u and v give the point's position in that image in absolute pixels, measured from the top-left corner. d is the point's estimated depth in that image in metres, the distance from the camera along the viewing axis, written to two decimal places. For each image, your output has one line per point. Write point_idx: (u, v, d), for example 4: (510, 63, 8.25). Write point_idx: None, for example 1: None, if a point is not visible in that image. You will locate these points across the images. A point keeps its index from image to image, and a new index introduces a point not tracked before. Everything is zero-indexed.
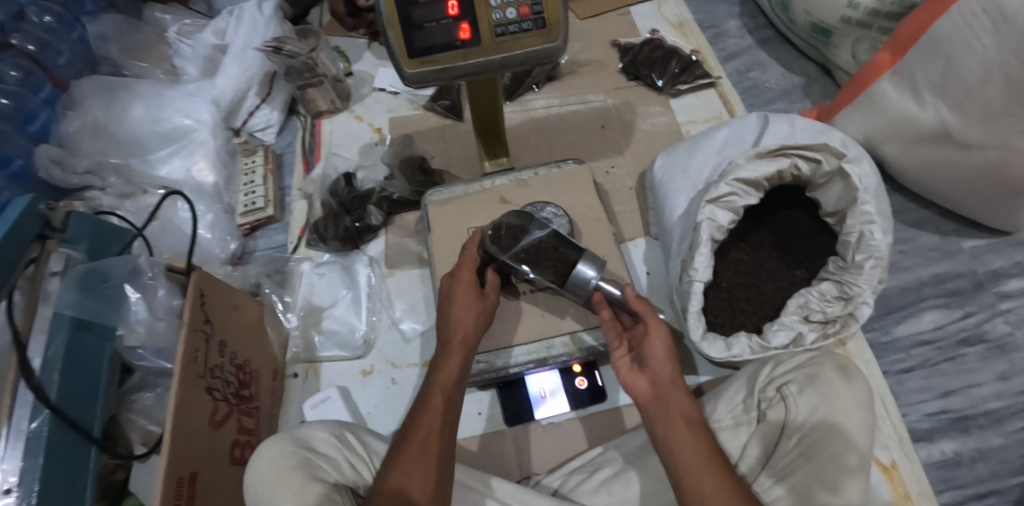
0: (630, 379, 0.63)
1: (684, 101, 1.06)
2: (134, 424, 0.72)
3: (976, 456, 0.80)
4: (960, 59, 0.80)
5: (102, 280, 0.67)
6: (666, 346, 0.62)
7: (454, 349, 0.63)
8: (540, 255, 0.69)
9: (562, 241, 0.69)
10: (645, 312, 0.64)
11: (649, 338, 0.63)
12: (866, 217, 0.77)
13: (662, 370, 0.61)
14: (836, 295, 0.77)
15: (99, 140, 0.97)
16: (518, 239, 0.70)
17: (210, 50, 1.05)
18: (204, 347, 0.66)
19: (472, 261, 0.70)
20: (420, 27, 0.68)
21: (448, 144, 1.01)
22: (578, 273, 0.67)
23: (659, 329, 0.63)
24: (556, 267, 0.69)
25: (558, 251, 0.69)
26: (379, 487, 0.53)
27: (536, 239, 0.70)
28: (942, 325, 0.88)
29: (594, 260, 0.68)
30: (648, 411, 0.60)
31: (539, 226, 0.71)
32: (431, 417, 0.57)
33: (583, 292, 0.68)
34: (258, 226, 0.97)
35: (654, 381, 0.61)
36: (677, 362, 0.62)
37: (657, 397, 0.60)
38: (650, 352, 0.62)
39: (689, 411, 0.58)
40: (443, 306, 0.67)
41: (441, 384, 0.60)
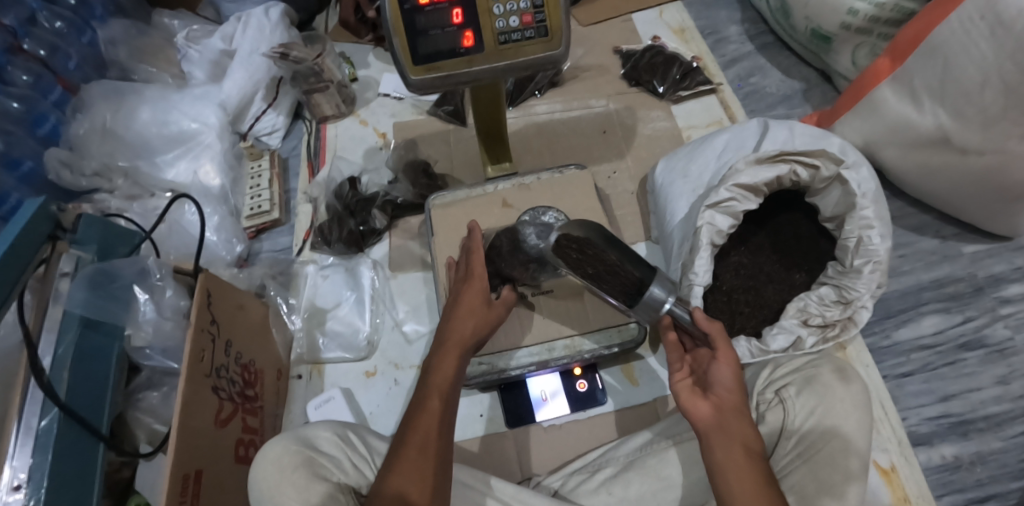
0: (692, 401, 0.59)
1: (685, 107, 1.07)
2: (140, 423, 0.73)
3: (976, 460, 0.80)
4: (957, 64, 0.81)
5: (112, 280, 0.68)
6: (734, 372, 0.59)
7: (450, 351, 0.62)
8: (604, 272, 0.59)
9: (628, 258, 0.58)
10: (718, 335, 0.60)
11: (717, 361, 0.59)
12: (864, 221, 0.77)
13: (727, 396, 0.58)
14: (835, 299, 0.78)
15: (107, 143, 0.98)
16: (580, 252, 0.60)
17: (217, 54, 1.07)
18: (210, 347, 0.67)
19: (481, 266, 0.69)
20: (424, 34, 0.69)
21: (451, 148, 1.02)
22: (652, 295, 0.57)
23: (729, 354, 0.59)
24: (621, 287, 0.59)
25: (623, 269, 0.58)
26: (382, 490, 0.53)
27: (600, 255, 0.59)
28: (941, 329, 0.89)
29: (667, 283, 0.57)
30: (706, 438, 0.57)
31: (607, 240, 0.59)
32: (428, 419, 0.57)
33: (655, 314, 0.58)
34: (264, 229, 0.99)
35: (718, 407, 0.58)
36: (742, 389, 0.59)
37: (720, 423, 0.57)
38: (717, 377, 0.59)
39: (750, 442, 0.56)
40: (449, 308, 0.67)
41: (437, 386, 0.60)
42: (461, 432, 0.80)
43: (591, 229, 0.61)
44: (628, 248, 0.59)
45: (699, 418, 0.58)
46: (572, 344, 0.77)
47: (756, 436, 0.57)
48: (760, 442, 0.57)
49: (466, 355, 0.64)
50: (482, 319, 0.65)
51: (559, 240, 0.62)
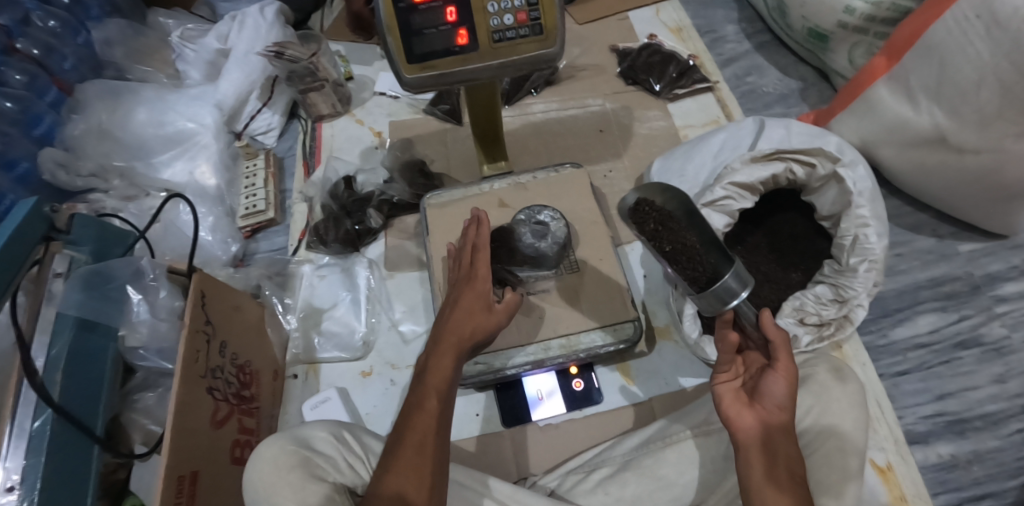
0: (737, 409, 0.56)
1: (682, 106, 1.07)
2: (135, 423, 0.73)
3: (972, 459, 0.80)
4: (953, 63, 0.81)
5: (106, 281, 0.68)
6: (789, 389, 0.56)
7: (447, 349, 0.58)
8: (676, 252, 0.56)
9: (707, 244, 0.55)
10: (780, 347, 0.57)
11: (775, 374, 0.56)
12: (861, 220, 0.77)
13: (776, 412, 0.55)
14: (832, 297, 0.77)
15: (103, 143, 0.98)
16: (658, 224, 0.58)
17: (212, 54, 1.07)
18: (205, 348, 0.67)
19: (486, 266, 0.63)
20: (419, 33, 0.69)
21: (448, 147, 1.02)
22: (719, 283, 0.53)
23: (787, 369, 0.56)
24: (692, 271, 0.55)
25: (699, 255, 0.55)
26: (379, 491, 0.53)
27: (676, 234, 0.56)
28: (938, 328, 0.89)
29: (743, 276, 0.53)
30: (745, 449, 0.54)
31: (690, 218, 0.57)
32: (423, 419, 0.55)
33: (720, 306, 0.54)
34: (260, 229, 0.98)
35: (765, 422, 0.55)
36: (793, 407, 0.56)
37: (765, 439, 0.54)
38: (771, 390, 0.56)
39: (794, 464, 0.53)
40: (449, 307, 0.62)
41: (434, 385, 0.57)
42: (459, 432, 0.80)
43: (676, 204, 0.58)
44: (714, 234, 0.56)
45: (741, 428, 0.55)
46: (568, 343, 0.77)
47: (799, 458, 0.54)
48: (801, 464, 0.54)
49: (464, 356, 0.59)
50: (482, 323, 0.60)
51: (641, 205, 0.60)
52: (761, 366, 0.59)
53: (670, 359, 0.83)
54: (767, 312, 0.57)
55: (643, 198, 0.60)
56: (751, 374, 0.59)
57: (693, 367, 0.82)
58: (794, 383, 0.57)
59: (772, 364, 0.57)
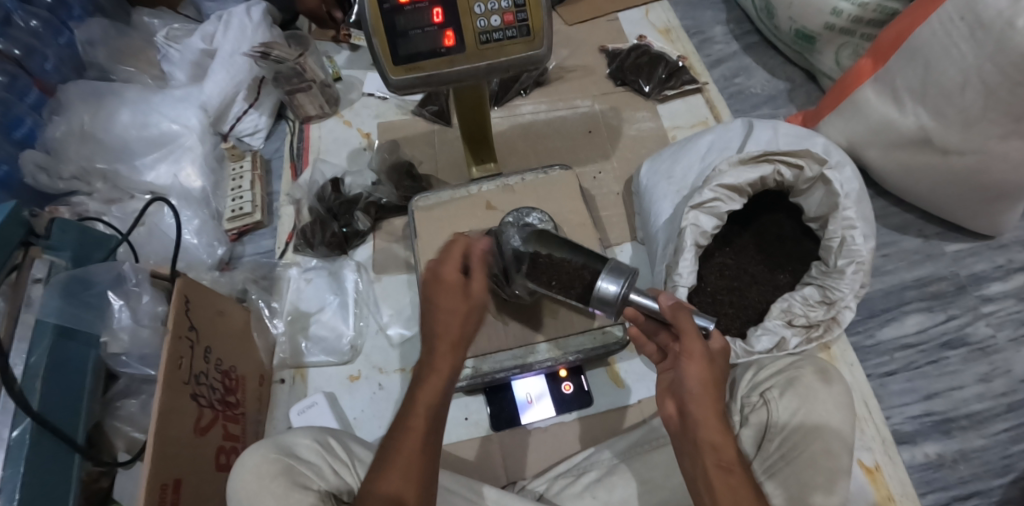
0: (663, 400, 0.56)
1: (671, 107, 1.07)
2: (118, 431, 0.71)
3: (958, 458, 0.81)
4: (938, 65, 0.82)
5: (85, 287, 0.66)
6: (701, 373, 0.52)
7: (443, 356, 0.53)
8: (557, 276, 0.62)
9: (582, 255, 0.61)
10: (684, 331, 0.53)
11: (683, 361, 0.53)
12: (847, 222, 0.77)
13: (692, 402, 0.52)
14: (819, 299, 0.78)
15: (85, 146, 0.96)
16: (537, 262, 0.64)
17: (197, 54, 1.05)
18: (189, 354, 0.66)
19: (454, 262, 0.56)
20: (404, 35, 0.68)
21: (436, 148, 1.02)
22: (598, 286, 0.57)
23: (694, 351, 0.53)
24: (577, 284, 0.60)
25: (574, 268, 0.61)
26: (371, 490, 0.51)
27: (552, 260, 0.63)
28: (925, 328, 0.89)
29: (619, 268, 0.58)
30: (677, 441, 0.54)
31: (563, 244, 0.63)
32: (410, 445, 0.52)
33: (609, 307, 0.58)
34: (246, 232, 0.97)
35: (682, 412, 0.53)
36: (713, 391, 0.52)
37: (684, 428, 0.53)
38: (682, 379, 0.53)
39: (719, 452, 0.50)
40: (425, 305, 0.56)
41: (424, 403, 0.53)
42: (447, 436, 0.79)
43: (552, 239, 0.65)
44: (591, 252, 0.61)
45: (669, 419, 0.55)
46: (556, 346, 0.77)
47: (728, 445, 0.50)
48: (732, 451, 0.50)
49: (459, 354, 0.54)
50: (465, 313, 0.54)
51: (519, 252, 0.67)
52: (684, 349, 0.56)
53: None
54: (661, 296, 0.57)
55: (527, 246, 0.66)
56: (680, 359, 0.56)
57: None
58: (706, 365, 0.53)
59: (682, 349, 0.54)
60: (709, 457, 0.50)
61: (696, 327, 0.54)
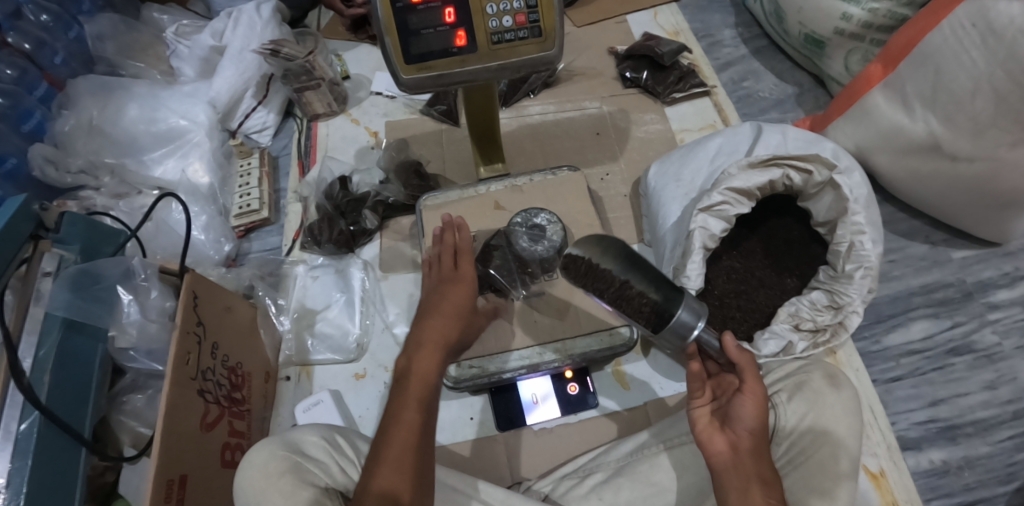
0: (710, 436, 0.57)
1: (679, 109, 1.07)
2: (124, 425, 0.71)
3: (963, 465, 0.81)
4: (949, 71, 0.82)
5: (95, 282, 0.66)
6: (758, 411, 0.56)
7: (427, 353, 0.59)
8: (612, 296, 0.54)
9: (642, 279, 0.53)
10: (747, 370, 0.57)
11: (743, 397, 0.57)
12: (857, 227, 0.77)
13: (746, 436, 0.56)
14: (826, 304, 0.78)
15: (94, 140, 0.96)
16: (593, 276, 0.54)
17: (206, 51, 1.04)
18: (196, 349, 0.67)
19: (469, 269, 0.67)
20: (416, 34, 0.68)
21: (444, 147, 1.02)
22: (675, 323, 0.52)
23: (754, 390, 0.56)
24: (637, 312, 0.54)
25: (639, 299, 0.53)
26: (367, 489, 0.51)
27: (609, 277, 0.53)
28: (930, 335, 0.89)
29: (695, 311, 0.52)
30: (720, 474, 0.55)
31: (625, 262, 0.53)
32: (401, 432, 0.54)
33: (679, 343, 0.54)
34: (252, 229, 0.97)
35: (736, 447, 0.55)
36: (762, 430, 0.57)
37: (735, 464, 0.55)
38: (739, 415, 0.56)
39: (769, 488, 0.54)
40: (425, 309, 0.64)
41: (415, 394, 0.57)
42: (453, 435, 0.79)
43: (610, 242, 0.55)
44: (656, 272, 0.53)
45: (715, 454, 0.56)
46: (563, 347, 0.76)
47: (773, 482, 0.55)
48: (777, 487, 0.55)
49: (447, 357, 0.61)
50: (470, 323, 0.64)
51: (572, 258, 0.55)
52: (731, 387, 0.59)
53: (666, 364, 0.83)
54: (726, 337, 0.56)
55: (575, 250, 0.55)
56: (723, 397, 0.59)
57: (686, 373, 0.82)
58: (762, 405, 0.57)
59: (741, 387, 0.57)
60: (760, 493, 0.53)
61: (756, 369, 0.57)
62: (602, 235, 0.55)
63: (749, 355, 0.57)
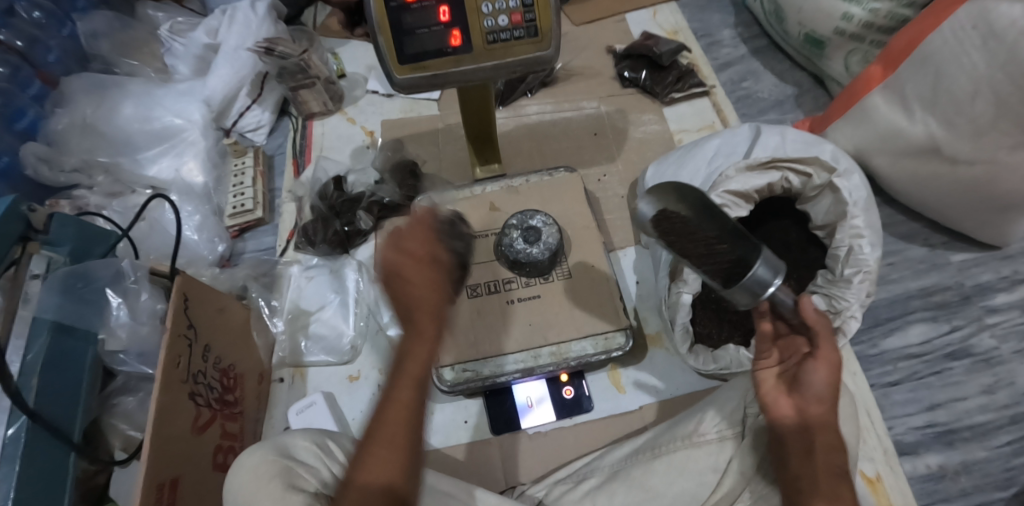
0: (775, 399, 0.61)
1: (677, 110, 1.06)
2: (115, 429, 0.70)
3: (960, 470, 0.80)
4: (949, 73, 0.81)
5: (85, 283, 0.66)
6: (829, 378, 0.59)
7: (423, 327, 0.48)
8: (699, 251, 0.59)
9: (727, 237, 0.57)
10: (822, 337, 0.59)
11: (814, 364, 0.59)
12: (855, 231, 0.76)
13: (814, 402, 0.59)
14: (824, 308, 0.76)
15: (87, 139, 0.95)
16: (679, 228, 0.60)
17: (202, 49, 1.03)
18: (187, 352, 0.66)
19: (429, 242, 0.49)
20: (411, 33, 0.68)
21: (440, 147, 1.01)
22: (752, 276, 0.53)
23: (828, 357, 0.59)
24: (720, 267, 0.57)
25: (720, 249, 0.57)
26: (354, 478, 0.48)
27: (695, 233, 0.60)
28: (929, 339, 0.89)
29: (772, 263, 0.53)
30: (787, 436, 0.60)
31: (703, 214, 0.60)
32: (393, 415, 0.48)
33: (755, 297, 0.54)
34: (247, 229, 0.96)
35: (803, 411, 0.59)
36: (833, 395, 0.59)
37: (802, 426, 0.59)
38: (810, 380, 0.59)
39: (832, 453, 0.58)
40: (388, 281, 0.49)
41: (410, 372, 0.48)
42: (447, 438, 0.79)
43: (691, 195, 0.62)
44: (734, 227, 0.58)
45: (779, 417, 0.60)
46: (558, 350, 0.76)
47: (840, 445, 0.59)
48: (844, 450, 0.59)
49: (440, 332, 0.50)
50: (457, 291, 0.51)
51: (656, 213, 0.62)
52: (801, 351, 0.62)
53: (660, 367, 0.83)
54: (805, 299, 0.58)
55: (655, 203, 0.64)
56: (791, 359, 0.62)
57: (682, 376, 0.82)
58: (835, 371, 0.59)
59: (814, 352, 0.60)
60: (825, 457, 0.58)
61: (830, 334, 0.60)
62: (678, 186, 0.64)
63: (824, 320, 0.60)
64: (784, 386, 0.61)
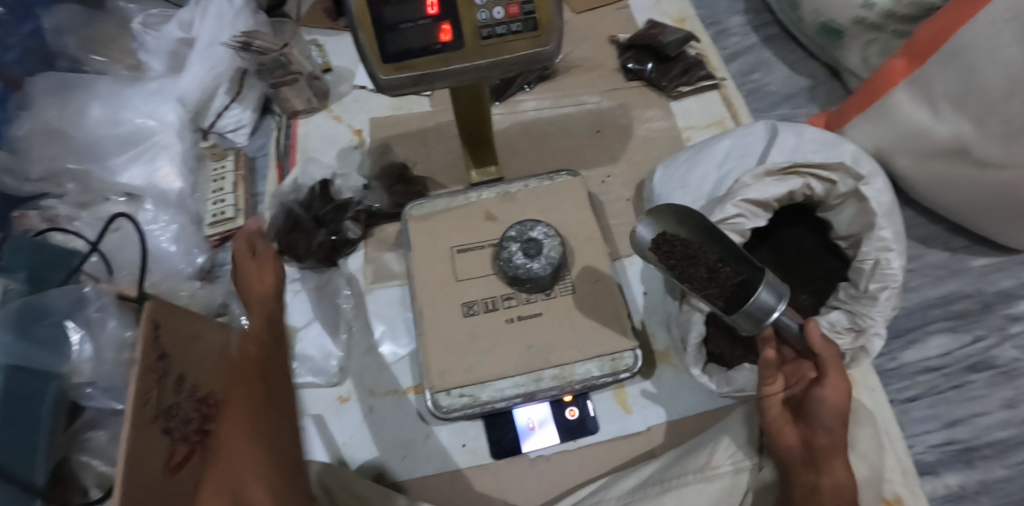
0: (780, 428, 0.61)
1: (684, 104, 1.00)
2: (86, 467, 0.64)
3: (981, 490, 0.77)
4: (982, 68, 0.75)
5: (40, 317, 0.61)
6: (837, 404, 0.58)
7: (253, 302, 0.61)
8: (705, 273, 0.58)
9: (732, 258, 0.58)
10: (830, 361, 0.59)
11: (822, 390, 0.59)
12: (883, 243, 0.70)
13: (822, 431, 0.58)
14: (846, 325, 0.71)
15: (53, 144, 0.88)
16: (682, 251, 0.59)
17: (175, 43, 0.96)
18: (158, 386, 0.61)
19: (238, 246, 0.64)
20: (393, 29, 0.61)
21: (430, 149, 0.95)
22: (757, 298, 0.54)
23: (836, 384, 0.58)
24: (724, 289, 0.57)
25: (725, 271, 0.57)
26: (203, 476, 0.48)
27: (703, 254, 0.59)
28: (949, 350, 0.84)
29: (777, 288, 0.54)
30: (793, 468, 0.59)
31: (707, 235, 0.60)
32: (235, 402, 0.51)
33: (754, 322, 0.55)
34: (228, 238, 0.89)
35: (809, 441, 0.59)
36: (842, 424, 0.59)
37: (807, 457, 0.58)
38: (818, 408, 0.59)
39: (841, 487, 0.56)
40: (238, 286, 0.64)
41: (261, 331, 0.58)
42: (442, 463, 0.74)
43: (690, 216, 0.62)
44: (738, 251, 0.58)
45: (785, 447, 0.60)
46: (562, 373, 0.71)
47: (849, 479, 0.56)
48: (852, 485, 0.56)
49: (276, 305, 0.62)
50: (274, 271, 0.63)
51: (658, 237, 0.61)
52: (807, 377, 0.61)
53: (669, 386, 0.78)
54: (810, 324, 0.58)
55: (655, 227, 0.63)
56: (797, 385, 0.62)
57: (693, 394, 0.77)
58: (844, 398, 0.59)
59: (822, 379, 0.59)
60: (832, 489, 0.55)
61: (838, 360, 0.59)
62: (678, 208, 0.64)
63: (831, 347, 0.59)
64: (789, 414, 0.62)
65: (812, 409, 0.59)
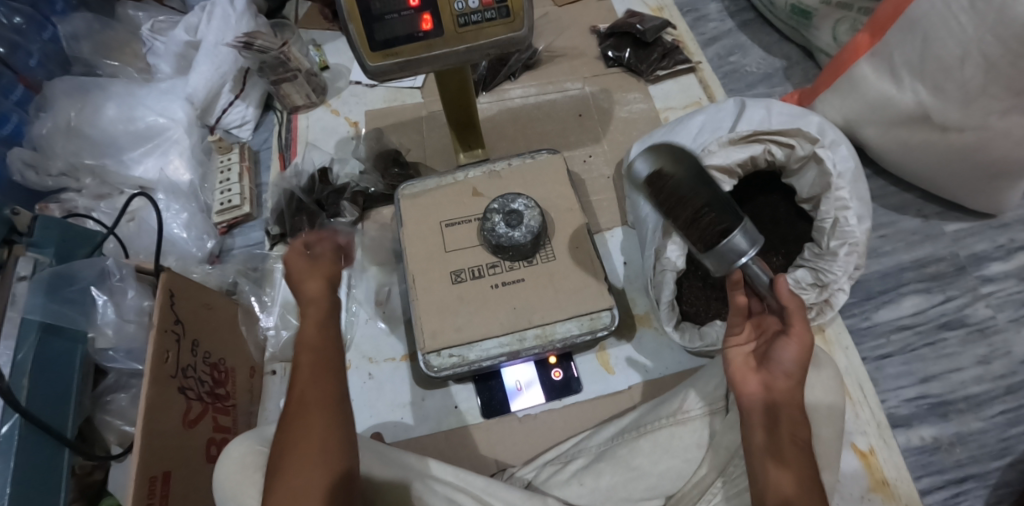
0: (742, 376, 0.62)
1: (662, 87, 1.05)
2: (110, 425, 0.72)
3: (955, 441, 0.80)
4: (937, 38, 0.79)
5: (68, 283, 0.68)
6: (798, 354, 0.59)
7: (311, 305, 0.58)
8: (687, 216, 0.56)
9: (717, 203, 0.55)
10: (795, 313, 0.59)
11: (786, 340, 0.60)
12: (841, 203, 0.75)
13: (781, 377, 0.60)
14: (811, 282, 0.76)
15: (73, 142, 0.96)
16: (671, 192, 0.57)
17: (182, 46, 1.03)
18: (175, 347, 0.67)
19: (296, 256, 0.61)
20: (380, 19, 0.67)
21: (424, 136, 1.01)
22: (729, 242, 0.53)
23: (800, 335, 0.59)
24: (702, 233, 0.55)
25: (707, 216, 0.55)
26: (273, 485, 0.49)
27: (690, 197, 0.56)
28: (922, 310, 0.88)
29: (751, 235, 0.53)
30: (751, 412, 0.60)
31: (698, 178, 0.57)
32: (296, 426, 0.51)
33: (725, 265, 0.54)
34: (235, 225, 0.96)
35: (768, 386, 0.60)
36: (802, 373, 0.60)
37: (765, 402, 0.60)
38: (780, 357, 0.60)
39: (796, 429, 0.57)
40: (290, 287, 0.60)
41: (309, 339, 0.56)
42: (436, 423, 0.80)
43: (684, 158, 0.58)
44: (723, 196, 0.56)
45: (746, 393, 0.61)
46: (543, 333, 0.76)
47: (803, 423, 0.58)
48: (806, 428, 0.58)
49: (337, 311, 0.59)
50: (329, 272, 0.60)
51: (653, 175, 0.58)
52: (774, 328, 0.62)
53: (650, 347, 0.83)
54: (780, 277, 0.58)
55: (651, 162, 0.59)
56: (763, 336, 0.63)
57: (673, 354, 0.82)
58: (806, 349, 0.59)
59: (787, 329, 0.60)
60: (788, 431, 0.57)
61: (804, 311, 0.59)
62: (676, 148, 0.59)
63: (798, 300, 0.59)
64: (753, 363, 0.63)
65: (775, 358, 0.60)
